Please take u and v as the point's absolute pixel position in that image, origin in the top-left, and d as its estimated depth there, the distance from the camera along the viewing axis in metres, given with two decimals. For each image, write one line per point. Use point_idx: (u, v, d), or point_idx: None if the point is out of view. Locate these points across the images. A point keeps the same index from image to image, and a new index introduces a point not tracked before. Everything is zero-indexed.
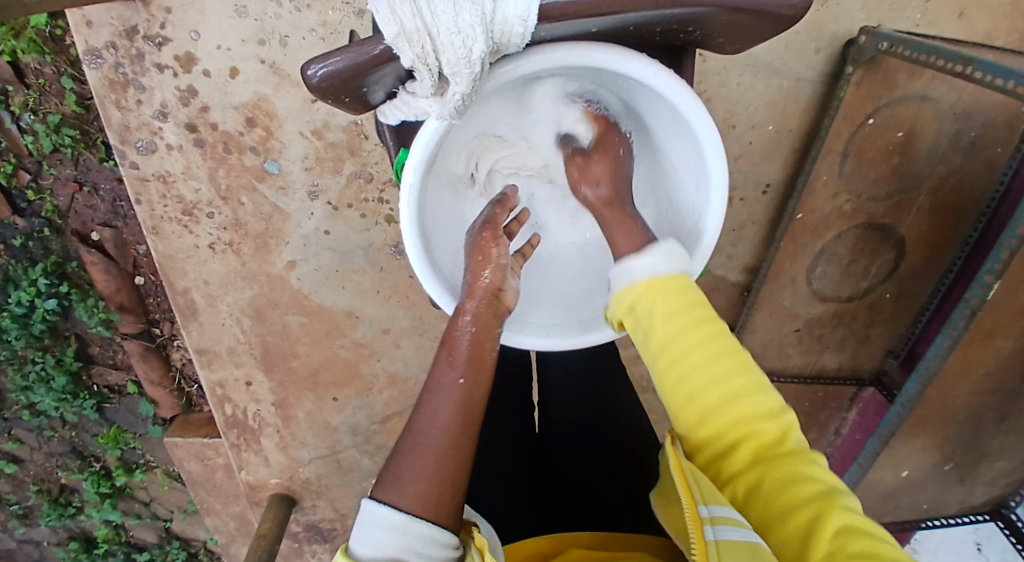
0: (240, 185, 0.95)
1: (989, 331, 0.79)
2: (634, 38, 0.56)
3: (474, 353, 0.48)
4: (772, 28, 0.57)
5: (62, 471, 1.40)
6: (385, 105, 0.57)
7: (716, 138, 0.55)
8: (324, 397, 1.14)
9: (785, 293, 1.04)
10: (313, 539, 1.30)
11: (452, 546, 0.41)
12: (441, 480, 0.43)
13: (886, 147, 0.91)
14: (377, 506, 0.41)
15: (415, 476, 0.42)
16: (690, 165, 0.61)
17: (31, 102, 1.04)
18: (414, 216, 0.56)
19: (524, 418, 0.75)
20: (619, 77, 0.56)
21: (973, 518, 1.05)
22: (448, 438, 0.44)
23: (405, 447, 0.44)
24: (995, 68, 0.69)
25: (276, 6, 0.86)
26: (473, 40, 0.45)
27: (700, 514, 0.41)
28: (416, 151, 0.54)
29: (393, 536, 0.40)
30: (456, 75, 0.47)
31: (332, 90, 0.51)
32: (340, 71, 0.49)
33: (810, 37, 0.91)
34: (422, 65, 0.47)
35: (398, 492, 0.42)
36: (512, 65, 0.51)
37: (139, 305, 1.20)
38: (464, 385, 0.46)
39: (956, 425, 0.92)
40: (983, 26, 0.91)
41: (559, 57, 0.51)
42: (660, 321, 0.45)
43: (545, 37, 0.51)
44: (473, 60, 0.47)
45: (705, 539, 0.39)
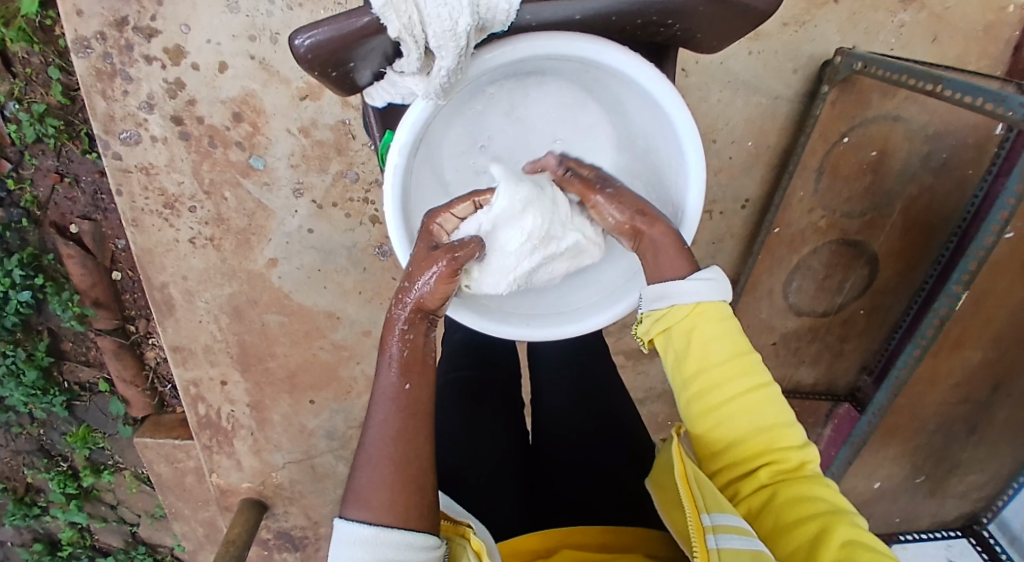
0: (224, 180, 0.94)
1: (956, 340, 0.81)
2: (616, 32, 0.58)
3: (412, 356, 0.49)
4: (745, 24, 0.60)
5: (28, 470, 1.37)
6: (373, 88, 0.58)
7: (695, 134, 0.58)
8: (301, 400, 1.13)
9: (761, 306, 1.06)
10: (283, 548, 1.27)
11: (431, 545, 0.43)
12: (402, 483, 0.44)
13: (859, 165, 0.94)
14: (348, 525, 0.43)
15: (376, 486, 0.44)
16: (672, 165, 0.63)
17: (17, 91, 1.03)
18: (398, 198, 0.58)
19: (517, 426, 0.74)
20: (606, 71, 0.59)
21: (945, 533, 1.07)
22: (400, 443, 0.45)
23: (362, 460, 0.45)
24: (962, 85, 0.72)
25: (268, 4, 0.87)
26: (459, 12, 0.48)
27: (703, 522, 0.44)
28: (402, 132, 0.56)
29: (367, 550, 0.41)
30: (442, 49, 0.50)
31: (318, 61, 0.51)
32: (327, 42, 0.49)
33: (788, 57, 0.93)
34: (409, 37, 0.49)
35: (362, 506, 0.44)
36: (498, 50, 0.54)
37: (114, 301, 1.18)
38: (409, 390, 0.47)
39: (926, 435, 0.94)
40: (955, 51, 0.94)
41: (543, 43, 0.55)
42: (701, 342, 0.48)
43: (532, 22, 0.54)
44: (458, 33, 0.49)
45: (707, 546, 0.43)
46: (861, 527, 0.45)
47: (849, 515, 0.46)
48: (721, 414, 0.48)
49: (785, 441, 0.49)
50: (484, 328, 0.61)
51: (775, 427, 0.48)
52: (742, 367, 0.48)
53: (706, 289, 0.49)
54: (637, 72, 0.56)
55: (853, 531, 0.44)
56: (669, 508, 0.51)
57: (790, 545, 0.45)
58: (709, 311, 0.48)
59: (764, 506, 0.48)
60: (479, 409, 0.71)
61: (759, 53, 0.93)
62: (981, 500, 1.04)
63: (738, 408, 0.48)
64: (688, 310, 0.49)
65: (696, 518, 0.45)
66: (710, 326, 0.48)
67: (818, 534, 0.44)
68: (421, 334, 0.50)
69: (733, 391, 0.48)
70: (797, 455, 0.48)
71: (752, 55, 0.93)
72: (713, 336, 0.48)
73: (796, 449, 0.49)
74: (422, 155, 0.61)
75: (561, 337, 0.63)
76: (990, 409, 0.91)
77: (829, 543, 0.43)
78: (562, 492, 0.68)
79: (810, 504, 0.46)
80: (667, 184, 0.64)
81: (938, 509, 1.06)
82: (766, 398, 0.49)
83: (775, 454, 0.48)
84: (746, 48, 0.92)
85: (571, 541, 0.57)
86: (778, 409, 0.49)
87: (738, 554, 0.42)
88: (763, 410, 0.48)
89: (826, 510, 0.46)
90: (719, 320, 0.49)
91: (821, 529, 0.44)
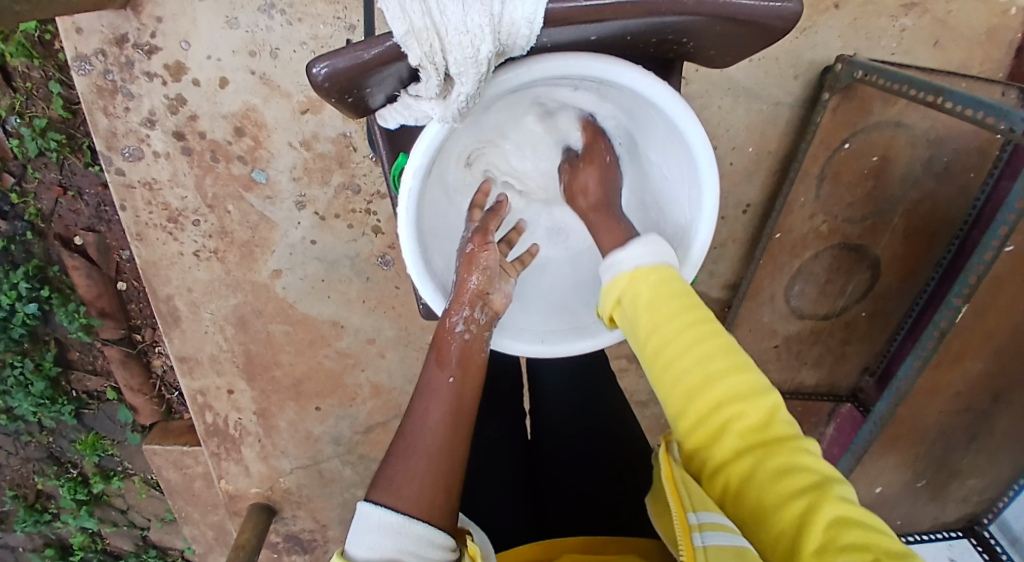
0: (227, 193, 0.95)
1: (958, 352, 0.82)
2: (629, 51, 0.59)
3: (462, 360, 0.52)
4: (762, 39, 0.60)
5: (39, 476, 1.38)
6: (385, 110, 0.58)
7: (710, 153, 0.58)
8: (306, 407, 1.14)
9: (764, 311, 1.06)
10: (292, 550, 1.28)
11: (448, 545, 0.43)
12: (434, 476, 0.45)
13: (861, 171, 0.94)
14: (372, 509, 0.42)
15: (410, 477, 0.44)
16: (684, 173, 0.63)
17: (18, 105, 1.03)
18: (412, 220, 0.58)
19: (517, 429, 0.75)
20: (615, 88, 0.59)
21: (947, 534, 1.08)
22: (439, 435, 0.47)
23: (399, 448, 0.46)
24: (964, 99, 0.72)
25: (268, 19, 0.87)
26: (481, 40, 0.47)
27: (688, 521, 0.42)
28: (416, 155, 0.55)
29: (391, 536, 0.41)
30: (462, 75, 0.49)
31: (336, 89, 0.51)
32: (345, 69, 0.49)
33: (788, 63, 0.93)
34: (430, 64, 0.49)
35: (392, 495, 0.44)
36: (511, 72, 0.53)
37: (120, 311, 1.19)
38: (452, 384, 0.50)
39: (927, 443, 0.94)
40: (958, 56, 0.94)
41: (555, 65, 0.53)
42: (645, 308, 0.49)
43: (549, 43, 0.54)
44: (479, 60, 0.49)
45: (694, 545, 0.40)
46: (844, 499, 0.39)
47: (835, 486, 0.40)
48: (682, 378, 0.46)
49: (750, 400, 0.44)
50: (507, 342, 0.62)
51: (735, 397, 0.44)
52: (690, 329, 0.46)
53: (644, 254, 0.52)
54: (649, 89, 0.56)
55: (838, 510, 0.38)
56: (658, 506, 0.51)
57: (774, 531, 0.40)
58: (643, 273, 0.51)
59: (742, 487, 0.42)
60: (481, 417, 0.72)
61: (760, 61, 0.93)
62: (983, 504, 1.05)
63: (697, 393, 0.45)
64: (627, 276, 0.52)
65: (680, 514, 0.42)
66: (650, 287, 0.50)
67: (800, 517, 0.39)
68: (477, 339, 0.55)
69: (684, 354, 0.46)
70: (763, 414, 0.44)
71: (752, 63, 0.93)
72: (656, 299, 0.49)
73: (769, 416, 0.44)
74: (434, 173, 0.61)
75: (577, 350, 0.63)
76: (990, 418, 0.92)
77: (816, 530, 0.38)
78: (569, 497, 0.68)
79: (791, 479, 0.40)
80: (685, 202, 0.65)
81: (940, 512, 1.06)
82: (725, 370, 0.45)
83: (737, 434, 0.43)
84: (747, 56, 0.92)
85: (570, 549, 0.57)
86: (738, 380, 0.45)
87: (722, 551, 0.39)
88: (722, 390, 0.44)
89: (809, 487, 0.40)
90: (651, 287, 0.50)
91: (803, 510, 0.39)
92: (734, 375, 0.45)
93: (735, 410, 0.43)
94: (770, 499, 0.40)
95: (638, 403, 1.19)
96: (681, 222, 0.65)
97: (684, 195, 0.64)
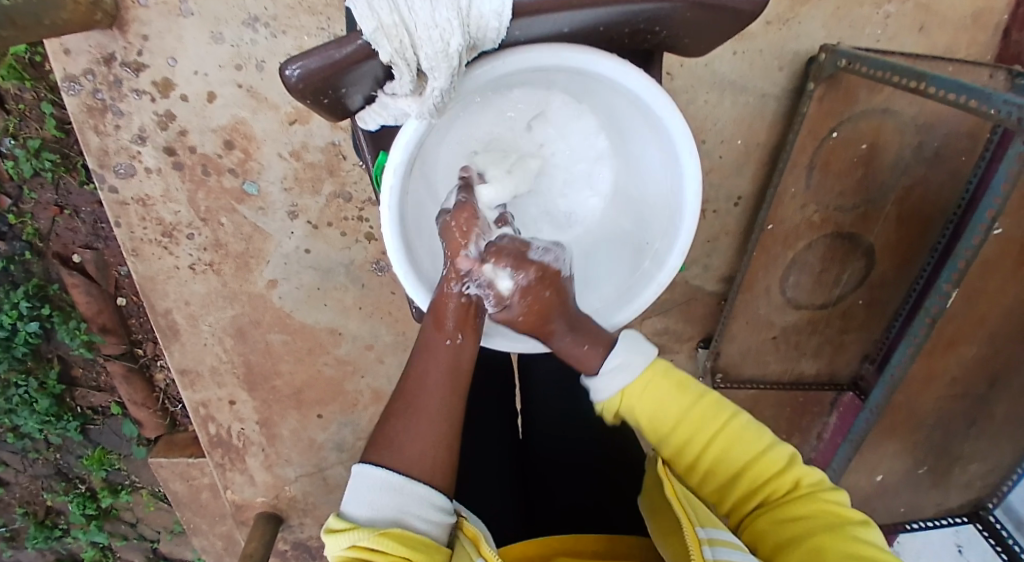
0: (220, 206, 0.96)
1: (951, 339, 0.82)
2: (605, 42, 0.59)
3: (460, 316, 0.50)
4: (737, 25, 0.60)
5: (47, 494, 1.39)
6: (364, 112, 0.58)
7: (689, 137, 0.58)
8: (308, 415, 1.14)
9: (759, 303, 1.05)
10: (301, 557, 1.29)
11: (446, 509, 0.44)
12: (435, 437, 0.45)
13: (850, 160, 0.94)
14: (374, 469, 0.43)
15: (414, 436, 0.45)
16: (665, 161, 0.62)
17: (11, 127, 1.04)
18: (395, 218, 0.56)
19: (507, 427, 0.75)
20: (592, 79, 0.58)
21: (952, 520, 1.08)
22: (441, 396, 0.47)
23: (400, 408, 0.47)
24: (946, 83, 0.73)
25: (252, 32, 0.87)
26: (450, 33, 0.48)
27: (699, 534, 0.44)
28: (395, 154, 0.54)
29: (391, 497, 0.42)
30: (434, 70, 0.50)
31: (310, 90, 0.52)
32: (319, 69, 0.50)
33: (773, 56, 0.93)
34: (401, 60, 0.50)
35: (396, 454, 0.44)
36: (488, 66, 0.52)
37: (121, 326, 1.20)
38: (452, 345, 0.50)
39: (926, 429, 0.94)
40: (942, 41, 0.94)
41: (535, 57, 0.53)
42: (642, 408, 0.50)
43: (522, 37, 0.54)
44: (449, 53, 0.49)
45: (705, 556, 0.42)
46: (859, 538, 0.44)
47: (852, 527, 0.45)
48: (699, 448, 0.50)
49: (764, 463, 0.49)
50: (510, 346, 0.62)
51: (748, 452, 0.49)
52: (697, 409, 0.50)
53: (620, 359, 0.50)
54: (626, 79, 0.55)
55: (849, 544, 0.43)
56: (667, 534, 0.49)
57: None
58: (632, 390, 0.50)
59: (761, 531, 0.48)
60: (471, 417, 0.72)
61: (744, 54, 0.93)
62: (986, 489, 1.04)
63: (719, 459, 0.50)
64: (618, 396, 0.50)
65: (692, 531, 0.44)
66: (657, 389, 0.50)
67: (812, 551, 0.43)
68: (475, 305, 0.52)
69: (702, 434, 0.49)
70: (784, 477, 0.49)
71: (737, 56, 0.93)
72: (658, 391, 0.50)
73: (790, 477, 0.49)
74: (415, 173, 0.59)
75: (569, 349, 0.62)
76: (988, 404, 0.92)
77: (825, 558, 0.42)
78: (561, 497, 0.68)
79: (805, 520, 0.46)
80: (668, 193, 0.64)
81: (943, 498, 1.05)
82: (735, 428, 0.50)
83: (760, 481, 0.49)
84: (731, 49, 0.92)
85: (564, 548, 0.57)
86: (752, 436, 0.50)
87: None
88: (733, 442, 0.50)
89: (822, 527, 0.45)
90: (646, 383, 0.50)
91: (816, 542, 0.44)
92: (752, 445, 0.50)
93: (749, 469, 0.49)
94: (787, 539, 0.45)
95: None
96: (668, 208, 0.64)
97: (670, 183, 0.63)
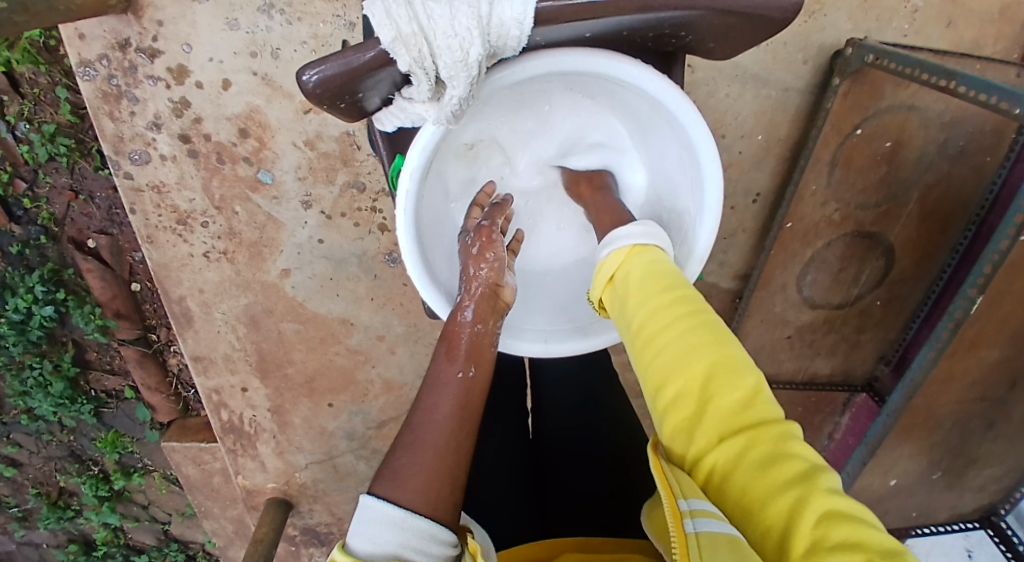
0: (234, 195, 0.95)
1: (973, 340, 0.81)
2: (626, 45, 0.57)
3: (471, 349, 0.51)
4: (764, 32, 0.58)
5: (61, 475, 1.41)
6: (382, 113, 0.57)
7: (714, 150, 0.57)
8: (319, 404, 1.15)
9: (775, 300, 1.04)
10: (310, 543, 1.30)
11: (450, 542, 0.41)
12: (438, 472, 0.43)
13: (873, 156, 0.92)
14: (376, 502, 0.41)
15: (415, 469, 0.43)
16: (684, 164, 0.61)
17: (26, 111, 1.04)
18: (410, 224, 0.57)
19: (519, 427, 0.75)
20: (611, 81, 0.57)
21: (964, 525, 1.07)
22: (447, 431, 0.45)
23: (405, 441, 0.45)
24: (975, 83, 0.71)
25: (267, 19, 0.86)
26: (470, 43, 0.47)
27: (680, 506, 0.38)
28: (411, 158, 0.54)
29: (392, 531, 0.39)
30: (453, 79, 0.49)
31: (327, 95, 0.51)
32: (336, 76, 0.49)
33: (797, 48, 0.91)
34: (420, 69, 0.48)
35: (397, 486, 0.42)
36: (508, 70, 0.52)
37: (135, 312, 1.20)
38: (463, 379, 0.48)
39: (942, 433, 0.93)
40: (972, 35, 0.92)
41: (554, 62, 0.52)
42: (633, 287, 0.48)
43: (541, 43, 0.52)
44: (469, 63, 0.48)
45: (684, 532, 0.37)
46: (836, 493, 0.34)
47: (825, 479, 0.35)
48: (659, 353, 0.43)
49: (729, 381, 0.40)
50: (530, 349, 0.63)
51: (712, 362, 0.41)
52: (667, 299, 0.45)
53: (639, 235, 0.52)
54: (649, 84, 0.54)
55: (824, 501, 0.33)
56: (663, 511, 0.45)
57: (759, 525, 0.35)
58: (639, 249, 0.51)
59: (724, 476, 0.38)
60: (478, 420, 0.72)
61: (767, 46, 0.91)
62: (1000, 493, 1.03)
63: (679, 382, 0.41)
64: (626, 251, 0.51)
65: (674, 503, 0.39)
66: (643, 269, 0.48)
67: (787, 511, 0.34)
68: (488, 327, 0.54)
69: (662, 327, 0.43)
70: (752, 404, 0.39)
71: (759, 48, 0.91)
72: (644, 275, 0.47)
73: (761, 406, 0.39)
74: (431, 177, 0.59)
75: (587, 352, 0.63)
76: (1007, 407, 0.90)
77: (796, 524, 0.33)
78: (573, 494, 0.69)
79: (776, 466, 0.36)
80: (687, 197, 0.63)
81: (956, 502, 1.04)
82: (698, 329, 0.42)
83: (721, 414, 0.39)
84: None
85: (572, 546, 0.57)
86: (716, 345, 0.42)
87: (715, 542, 0.35)
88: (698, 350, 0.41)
89: (798, 474, 0.35)
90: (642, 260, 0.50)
91: (789, 501, 0.34)
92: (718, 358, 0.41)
93: (715, 395, 0.40)
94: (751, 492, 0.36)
95: None
96: (687, 211, 0.63)
97: (689, 186, 0.62)
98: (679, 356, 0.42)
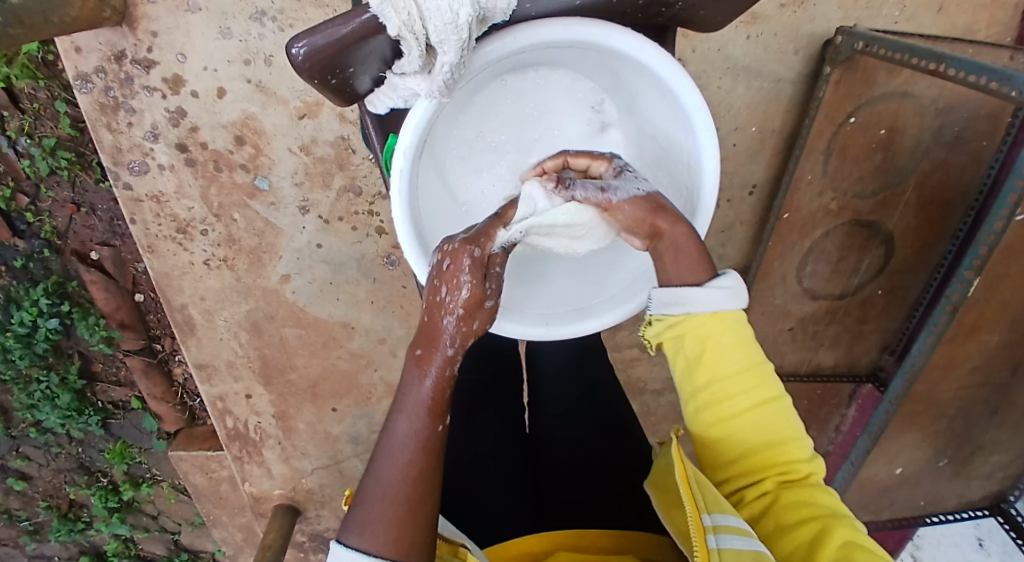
0: (232, 202, 0.96)
1: (972, 326, 0.80)
2: (616, 16, 0.57)
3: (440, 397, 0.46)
4: None
5: (71, 487, 1.42)
6: (373, 94, 0.58)
7: (706, 112, 0.56)
8: (323, 408, 1.15)
9: (775, 292, 1.04)
10: (318, 549, 1.31)
11: None
12: (404, 522, 0.42)
13: (868, 145, 0.92)
14: (344, 550, 0.41)
15: (381, 521, 0.42)
16: (679, 140, 0.61)
17: (26, 126, 1.06)
18: (405, 204, 0.55)
19: (515, 420, 0.75)
20: (605, 54, 0.57)
21: (972, 513, 1.05)
22: (411, 483, 0.43)
23: (367, 487, 0.44)
24: (966, 64, 0.70)
25: (260, 26, 0.88)
26: (459, 4, 0.48)
27: (704, 522, 0.44)
28: (404, 136, 0.53)
29: None
30: (444, 43, 0.50)
31: (317, 70, 0.52)
32: (325, 46, 0.50)
33: (788, 39, 0.91)
34: (409, 33, 0.50)
35: (363, 534, 0.42)
36: (499, 43, 0.52)
37: (139, 321, 1.21)
38: (439, 433, 0.45)
39: (946, 419, 0.92)
40: (962, 20, 0.92)
41: (545, 32, 0.52)
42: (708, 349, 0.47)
43: (532, 11, 0.54)
44: (459, 25, 0.49)
45: (708, 546, 0.43)
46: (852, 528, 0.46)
47: (844, 520, 0.47)
48: (726, 416, 0.48)
49: (787, 441, 0.49)
50: (528, 333, 0.61)
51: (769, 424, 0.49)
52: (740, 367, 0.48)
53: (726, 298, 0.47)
54: (641, 53, 0.54)
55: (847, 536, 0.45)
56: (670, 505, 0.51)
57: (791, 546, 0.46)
58: (728, 317, 0.47)
59: (766, 508, 0.48)
60: (467, 409, 0.71)
61: (757, 37, 0.91)
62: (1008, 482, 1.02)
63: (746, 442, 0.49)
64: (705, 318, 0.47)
65: (697, 520, 0.44)
66: (722, 340, 0.47)
67: (815, 537, 0.45)
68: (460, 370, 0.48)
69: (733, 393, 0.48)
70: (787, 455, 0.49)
71: (750, 40, 0.91)
72: (724, 346, 0.47)
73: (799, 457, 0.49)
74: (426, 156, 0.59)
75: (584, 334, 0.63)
76: (1011, 392, 0.89)
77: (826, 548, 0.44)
78: (570, 489, 0.68)
79: (807, 509, 0.47)
80: (682, 173, 0.62)
81: (965, 491, 1.03)
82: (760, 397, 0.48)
83: (776, 461, 0.49)
84: (744, 33, 0.90)
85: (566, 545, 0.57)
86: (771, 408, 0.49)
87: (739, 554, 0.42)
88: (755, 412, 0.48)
89: (822, 514, 0.47)
90: (722, 330, 0.47)
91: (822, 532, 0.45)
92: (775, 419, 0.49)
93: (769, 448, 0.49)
94: (792, 524, 0.46)
95: (651, 392, 1.18)
96: (682, 189, 0.63)
97: (683, 164, 0.62)
98: (740, 419, 0.48)
